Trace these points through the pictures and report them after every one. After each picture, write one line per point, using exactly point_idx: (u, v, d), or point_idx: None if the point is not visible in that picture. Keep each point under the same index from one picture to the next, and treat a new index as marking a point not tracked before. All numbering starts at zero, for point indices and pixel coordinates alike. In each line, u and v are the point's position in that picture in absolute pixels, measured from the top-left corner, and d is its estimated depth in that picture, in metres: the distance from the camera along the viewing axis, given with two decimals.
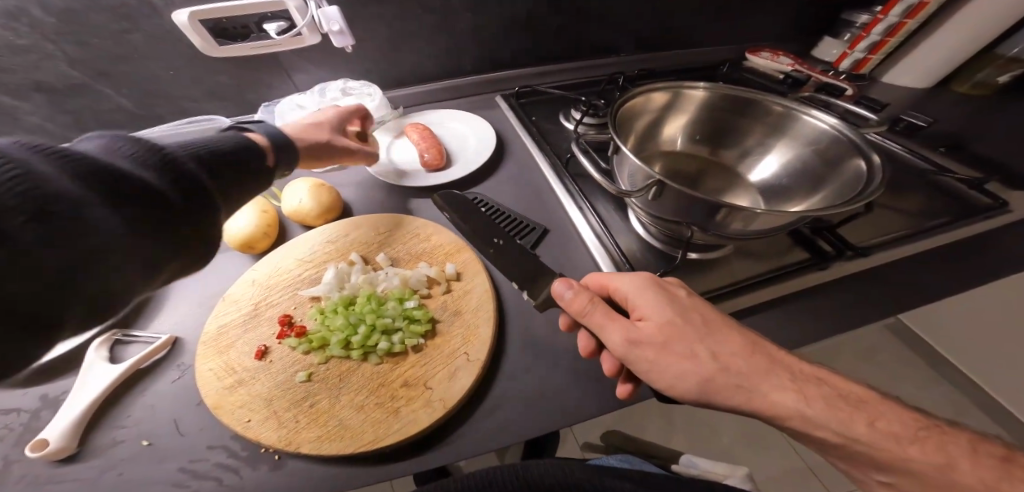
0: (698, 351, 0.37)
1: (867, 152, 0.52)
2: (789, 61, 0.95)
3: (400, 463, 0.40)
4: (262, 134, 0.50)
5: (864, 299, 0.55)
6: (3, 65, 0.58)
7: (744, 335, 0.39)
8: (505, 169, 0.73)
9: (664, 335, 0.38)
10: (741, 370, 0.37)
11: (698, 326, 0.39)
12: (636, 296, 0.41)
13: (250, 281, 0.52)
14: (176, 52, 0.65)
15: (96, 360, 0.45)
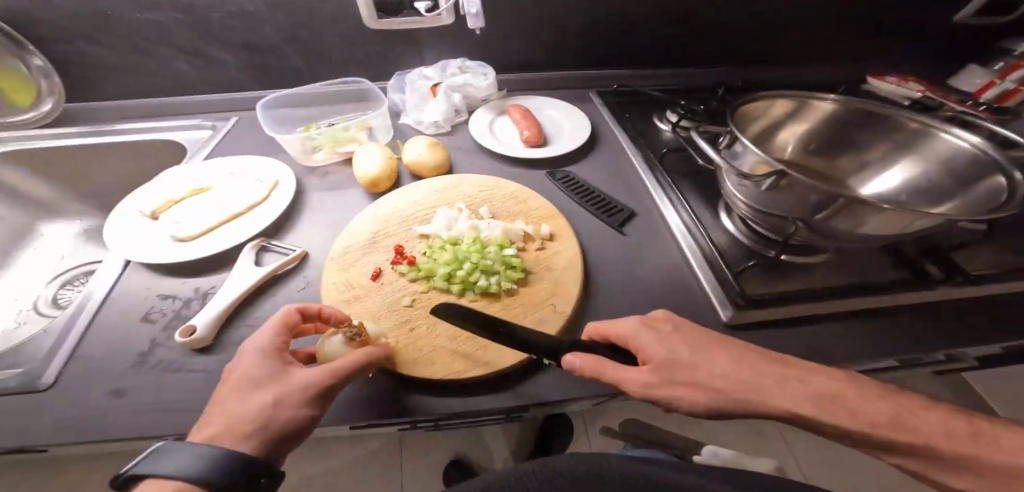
0: (702, 378, 0.36)
1: (1012, 170, 0.49)
2: (920, 88, 0.89)
3: (483, 392, 0.43)
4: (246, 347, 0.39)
5: (976, 330, 0.52)
6: (224, 25, 0.74)
7: (734, 350, 0.39)
8: (599, 155, 0.76)
9: (668, 366, 0.37)
10: (758, 384, 0.36)
11: (693, 352, 0.38)
12: (635, 338, 0.40)
13: (370, 216, 0.59)
14: (341, 24, 0.77)
15: (247, 260, 0.54)
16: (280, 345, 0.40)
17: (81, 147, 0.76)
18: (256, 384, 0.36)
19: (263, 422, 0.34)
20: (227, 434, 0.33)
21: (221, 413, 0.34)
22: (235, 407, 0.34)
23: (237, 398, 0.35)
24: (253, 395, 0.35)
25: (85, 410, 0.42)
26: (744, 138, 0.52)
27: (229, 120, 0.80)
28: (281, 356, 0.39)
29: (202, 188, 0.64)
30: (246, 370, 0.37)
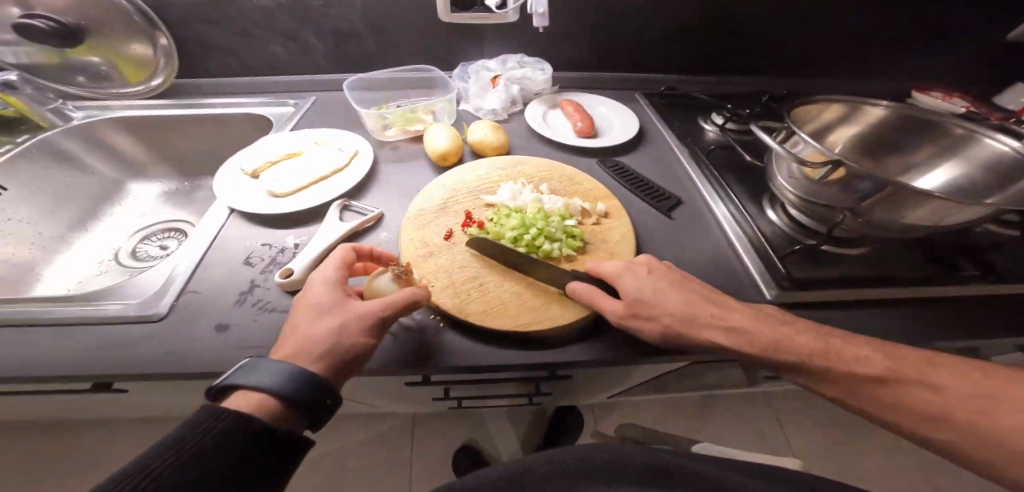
0: (661, 314, 0.43)
1: None
2: (966, 104, 0.91)
3: (545, 345, 0.48)
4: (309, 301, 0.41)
5: (1008, 323, 0.54)
6: (319, 12, 0.83)
7: (690, 292, 0.45)
8: (647, 149, 0.81)
9: (634, 302, 0.44)
10: (699, 318, 0.43)
11: (657, 291, 0.45)
12: (616, 276, 0.47)
13: (440, 186, 0.66)
14: (419, 16, 0.85)
15: (333, 215, 0.61)
16: (337, 283, 0.44)
17: (177, 116, 0.84)
18: (321, 313, 0.40)
19: (330, 344, 0.38)
20: (299, 353, 0.37)
21: (293, 337, 0.39)
22: (305, 331, 0.39)
23: (306, 324, 0.39)
24: (319, 322, 0.40)
25: (195, 345, 0.46)
26: (800, 133, 0.56)
27: (310, 99, 0.89)
28: (338, 291, 0.43)
29: (293, 153, 0.71)
30: (310, 303, 0.42)
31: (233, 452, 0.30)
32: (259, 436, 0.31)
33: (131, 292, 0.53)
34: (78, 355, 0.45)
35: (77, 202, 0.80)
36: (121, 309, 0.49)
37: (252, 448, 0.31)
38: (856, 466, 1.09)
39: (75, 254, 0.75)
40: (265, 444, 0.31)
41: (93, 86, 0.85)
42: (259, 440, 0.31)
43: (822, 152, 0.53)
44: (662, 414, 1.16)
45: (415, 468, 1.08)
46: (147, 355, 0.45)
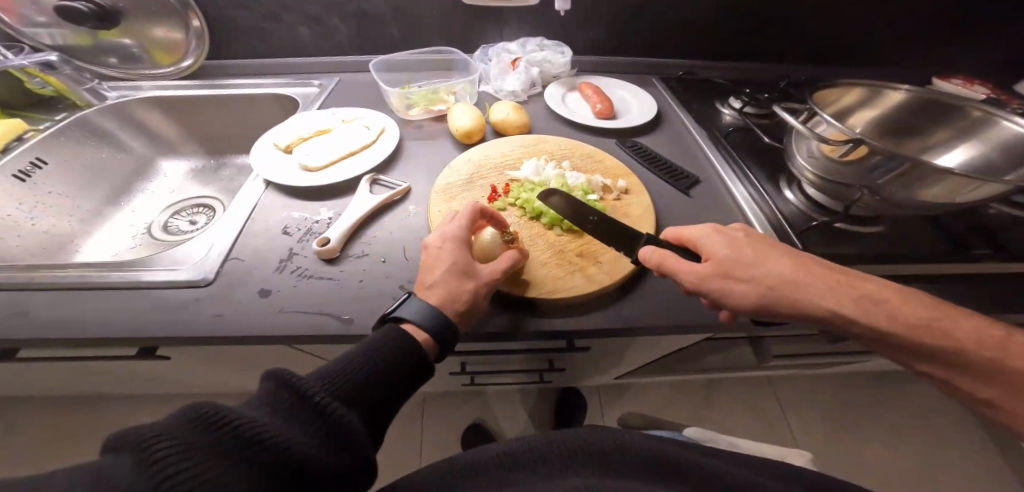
0: (756, 277, 0.41)
1: None
2: (986, 91, 0.90)
3: (569, 311, 0.50)
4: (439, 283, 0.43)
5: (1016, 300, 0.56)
6: None
7: (791, 256, 0.42)
8: (664, 131, 0.83)
9: (726, 264, 0.42)
10: (804, 283, 0.40)
11: (753, 253, 0.42)
12: (707, 240, 0.45)
13: (465, 162, 0.68)
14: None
15: (364, 188, 0.63)
16: (466, 241, 0.48)
17: (207, 96, 0.86)
18: (459, 270, 0.44)
19: (468, 300, 0.43)
20: (449, 303, 0.42)
21: (437, 287, 0.43)
22: (447, 284, 0.43)
23: (448, 277, 0.43)
24: (461, 278, 0.44)
25: (242, 308, 0.50)
26: (822, 112, 0.57)
27: (333, 80, 0.91)
28: (468, 249, 0.47)
29: (323, 130, 0.73)
30: (450, 257, 0.45)
31: (408, 373, 0.36)
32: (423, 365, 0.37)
33: (174, 259, 0.56)
34: (135, 315, 0.49)
35: (111, 177, 0.82)
36: (168, 274, 0.52)
37: (416, 377, 0.37)
38: (853, 447, 1.12)
39: (111, 228, 0.79)
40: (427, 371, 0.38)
41: (125, 67, 0.87)
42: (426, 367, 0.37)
43: (843, 131, 0.54)
44: (671, 398, 1.18)
45: (427, 439, 1.13)
46: (198, 318, 0.48)
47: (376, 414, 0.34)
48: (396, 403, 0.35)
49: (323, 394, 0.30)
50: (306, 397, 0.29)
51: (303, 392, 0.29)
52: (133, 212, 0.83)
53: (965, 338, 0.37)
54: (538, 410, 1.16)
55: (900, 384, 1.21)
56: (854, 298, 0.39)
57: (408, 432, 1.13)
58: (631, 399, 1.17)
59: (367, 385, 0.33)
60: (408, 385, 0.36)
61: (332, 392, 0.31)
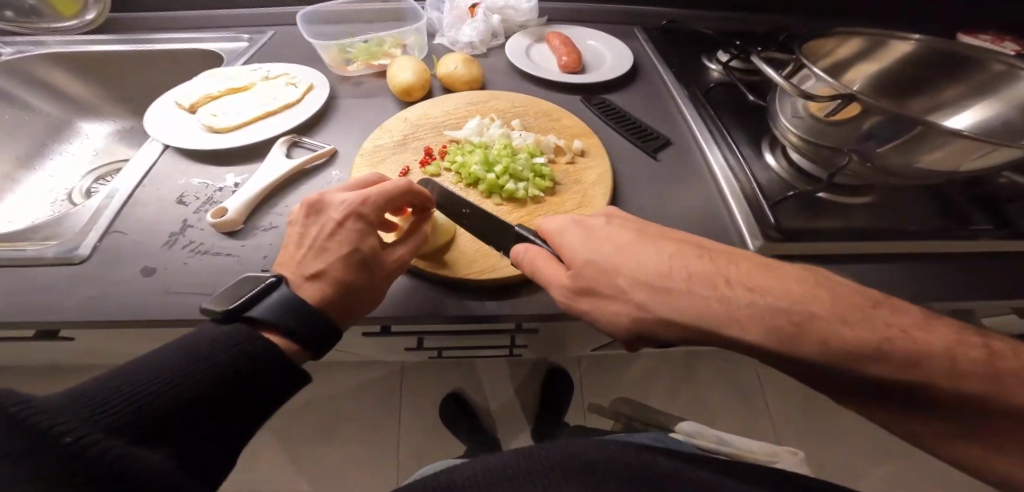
0: (621, 284, 0.31)
1: None
2: (1016, 48, 0.79)
3: (500, 295, 0.44)
4: (320, 276, 0.36)
5: (1010, 282, 0.50)
6: None
7: (666, 248, 0.32)
8: (638, 87, 0.73)
9: (587, 274, 0.33)
10: (677, 281, 0.29)
11: (611, 251, 0.33)
12: (562, 237, 0.36)
13: (401, 120, 0.60)
14: None
15: (280, 151, 0.55)
16: (374, 221, 0.39)
17: (122, 52, 0.77)
18: (357, 258, 0.37)
19: (362, 296, 0.37)
20: (333, 301, 0.36)
21: (324, 279, 0.36)
22: (339, 275, 0.36)
23: (340, 267, 0.36)
24: (358, 269, 0.37)
25: (120, 287, 0.43)
26: (810, 63, 0.48)
27: (267, 33, 0.82)
28: (372, 230, 0.39)
29: (242, 86, 0.65)
30: (346, 241, 0.37)
31: (238, 384, 0.28)
32: (270, 372, 0.30)
33: (53, 231, 0.49)
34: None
35: (21, 140, 0.74)
36: (38, 250, 0.45)
37: (251, 391, 0.29)
38: (832, 428, 1.09)
39: (25, 193, 0.71)
40: (282, 379, 0.30)
41: (20, 21, 0.78)
42: (281, 374, 0.30)
43: (833, 86, 0.45)
44: (651, 377, 1.12)
45: (404, 413, 1.06)
46: (69, 299, 0.42)
47: (178, 448, 0.24)
48: (215, 427, 0.27)
49: (84, 428, 0.20)
50: (49, 434, 0.19)
51: (42, 426, 0.19)
52: (52, 177, 0.75)
53: (913, 333, 0.25)
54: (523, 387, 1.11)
55: None
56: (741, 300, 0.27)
57: (383, 405, 1.07)
58: (614, 376, 1.12)
59: (172, 403, 0.25)
60: (238, 402, 0.28)
61: (96, 423, 0.21)
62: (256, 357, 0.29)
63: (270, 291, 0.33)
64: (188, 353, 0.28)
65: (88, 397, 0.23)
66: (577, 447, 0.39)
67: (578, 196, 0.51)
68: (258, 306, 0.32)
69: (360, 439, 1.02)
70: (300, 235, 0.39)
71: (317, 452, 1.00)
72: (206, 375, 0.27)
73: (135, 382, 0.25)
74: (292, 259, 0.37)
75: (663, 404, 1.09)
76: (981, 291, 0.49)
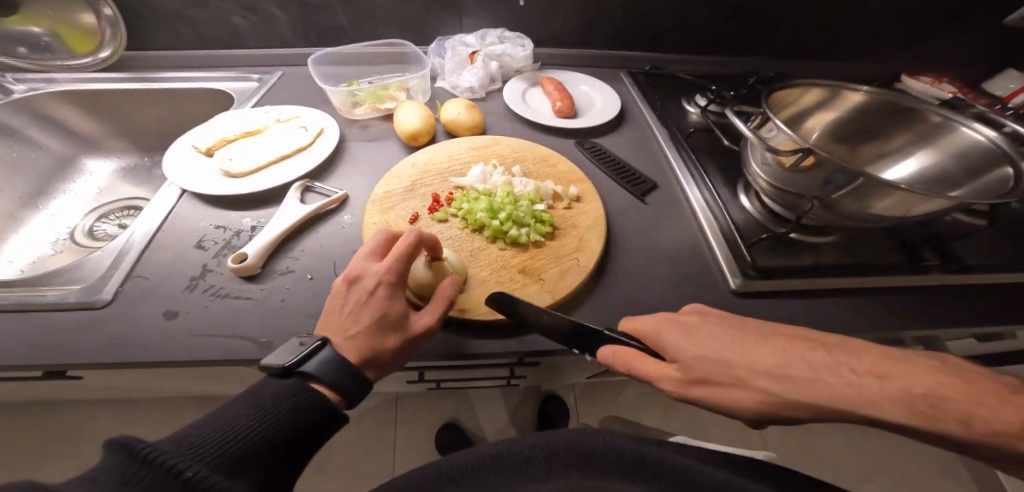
0: (740, 379, 0.34)
1: (1017, 161, 0.53)
2: (952, 89, 0.87)
3: (506, 336, 0.48)
4: (359, 341, 0.38)
5: (955, 308, 0.56)
6: None
7: (765, 344, 0.35)
8: (626, 129, 0.79)
9: (697, 373, 0.35)
10: (789, 375, 0.32)
11: (717, 349, 0.36)
12: (667, 336, 0.38)
13: (409, 166, 0.64)
14: None
15: (294, 196, 0.59)
16: (402, 285, 0.42)
17: (132, 91, 0.80)
18: (390, 322, 0.40)
19: (393, 356, 0.39)
20: (372, 361, 0.38)
21: (362, 341, 0.38)
22: (373, 339, 0.39)
23: (374, 331, 0.39)
24: (389, 331, 0.39)
25: (143, 331, 0.45)
26: (775, 117, 0.53)
27: (275, 74, 0.86)
28: (400, 293, 0.42)
29: (253, 130, 0.68)
30: (380, 306, 0.40)
31: (299, 433, 0.31)
32: (318, 421, 0.33)
33: (72, 275, 0.51)
34: (14, 342, 0.43)
35: (27, 179, 0.75)
36: (60, 295, 0.47)
37: (303, 435, 0.32)
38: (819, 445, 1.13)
39: (28, 233, 0.72)
40: (324, 426, 0.34)
41: (35, 58, 0.80)
42: (323, 423, 0.33)
43: (795, 140, 0.50)
44: (642, 401, 1.15)
45: (399, 441, 1.07)
46: (92, 343, 0.44)
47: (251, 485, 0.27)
48: (277, 469, 0.30)
49: (196, 466, 0.24)
50: (175, 471, 0.22)
51: (169, 465, 0.22)
52: (54, 216, 0.76)
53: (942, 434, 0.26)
54: (519, 412, 1.13)
55: None
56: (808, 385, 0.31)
57: (378, 434, 1.07)
58: (610, 400, 1.15)
59: (247, 445, 0.28)
60: (293, 444, 0.31)
61: (202, 462, 0.25)
62: (311, 408, 0.33)
63: (316, 349, 0.36)
64: (257, 403, 0.31)
65: (188, 439, 0.26)
66: (554, 444, 0.39)
67: (573, 239, 0.56)
68: (306, 363, 0.35)
69: (357, 469, 1.02)
70: (337, 304, 0.41)
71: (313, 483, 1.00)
72: (271, 421, 0.30)
73: (215, 430, 0.28)
74: (332, 326, 0.40)
75: (657, 427, 1.12)
76: (930, 320, 0.55)
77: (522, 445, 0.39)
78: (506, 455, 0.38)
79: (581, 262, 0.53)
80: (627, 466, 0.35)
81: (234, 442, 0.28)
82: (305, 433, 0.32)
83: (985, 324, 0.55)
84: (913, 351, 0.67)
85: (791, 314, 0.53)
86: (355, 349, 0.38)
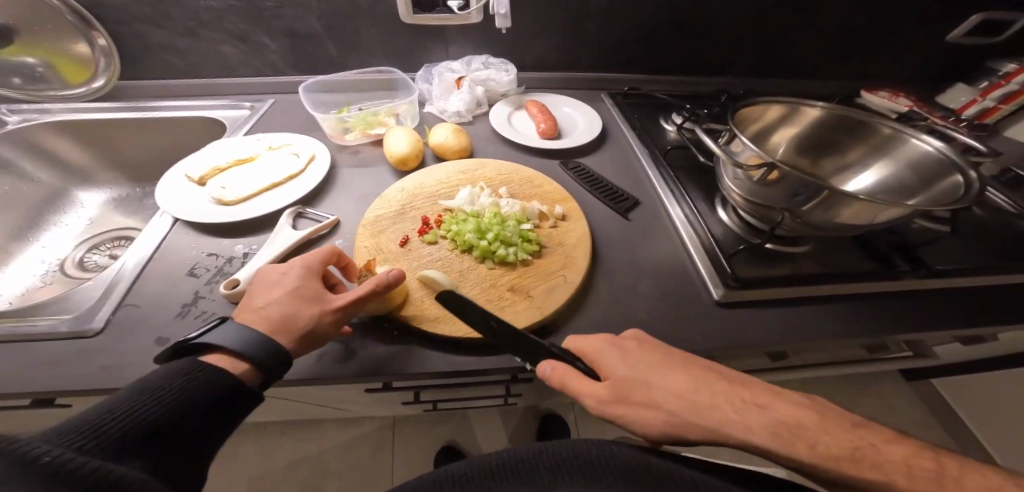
0: (654, 400, 0.37)
1: (965, 169, 0.56)
2: (909, 103, 0.92)
3: (497, 355, 0.49)
4: (270, 314, 0.41)
5: (926, 311, 0.59)
6: (278, 13, 0.82)
7: (689, 372, 0.39)
8: (608, 148, 0.83)
9: (622, 390, 0.38)
10: (699, 404, 0.36)
11: (646, 368, 0.39)
12: (602, 354, 0.41)
13: (398, 190, 0.66)
14: (381, 20, 0.86)
15: (286, 222, 0.60)
16: (318, 268, 0.46)
17: (124, 120, 0.81)
18: (302, 294, 0.43)
19: (311, 323, 0.41)
20: (280, 329, 0.40)
21: (271, 313, 0.41)
22: (283, 309, 0.42)
23: (284, 303, 0.42)
24: (304, 303, 0.42)
25: (134, 358, 0.45)
26: (740, 133, 0.57)
27: (267, 102, 0.88)
28: (315, 273, 0.46)
29: (245, 158, 0.70)
30: (293, 282, 0.44)
31: (199, 408, 0.32)
32: (222, 396, 0.34)
33: (64, 305, 0.50)
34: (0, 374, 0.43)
35: (20, 211, 0.76)
36: (52, 324, 0.47)
37: (204, 411, 0.33)
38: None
39: (16, 267, 0.71)
40: (233, 401, 0.35)
41: (28, 88, 0.80)
42: (232, 396, 0.35)
43: (759, 155, 0.54)
44: None
45: (397, 466, 1.05)
46: (81, 372, 0.44)
47: (142, 463, 0.28)
48: (176, 446, 0.31)
49: (58, 451, 0.23)
50: (28, 458, 0.21)
51: (24, 453, 0.22)
52: (44, 249, 0.76)
53: None
54: (519, 433, 1.12)
55: (865, 387, 1.24)
56: (718, 410, 0.35)
57: (375, 459, 1.05)
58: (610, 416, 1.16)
59: (128, 428, 0.29)
60: (192, 420, 0.32)
61: (66, 445, 0.25)
62: (209, 385, 0.34)
63: (215, 330, 0.38)
64: (139, 388, 0.32)
65: (62, 428, 0.27)
66: (549, 453, 0.39)
67: (559, 256, 0.58)
68: (206, 339, 0.37)
69: None
70: (254, 289, 0.45)
71: None
72: (159, 400, 0.31)
73: (94, 413, 0.29)
74: (248, 307, 0.43)
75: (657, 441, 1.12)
76: (906, 324, 0.57)
77: (515, 457, 0.40)
78: (505, 470, 0.39)
79: (569, 280, 0.55)
80: (636, 465, 0.37)
81: (113, 423, 0.28)
82: (206, 409, 0.33)
83: (956, 326, 0.58)
84: (901, 355, 0.69)
85: (775, 321, 0.55)
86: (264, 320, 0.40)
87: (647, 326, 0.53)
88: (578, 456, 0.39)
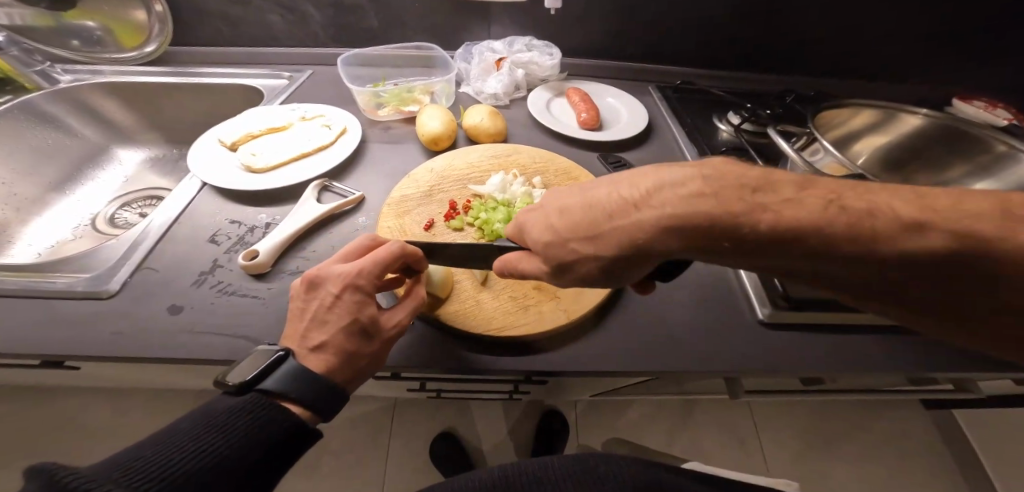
0: (572, 240, 0.35)
1: None
2: (1009, 117, 0.80)
3: (513, 355, 0.45)
4: (325, 355, 0.35)
5: None
6: None
7: (599, 190, 0.35)
8: (652, 144, 0.76)
9: (547, 239, 0.36)
10: (610, 219, 0.32)
11: (558, 208, 0.37)
12: (525, 217, 0.39)
13: (427, 171, 0.63)
14: None
15: (311, 195, 0.58)
16: (374, 289, 0.39)
17: (168, 84, 0.82)
18: (361, 329, 0.37)
19: (367, 367, 0.37)
20: (340, 370, 0.35)
21: (326, 349, 0.36)
22: (341, 347, 0.36)
23: (342, 339, 0.36)
24: (361, 340, 0.37)
25: (144, 324, 0.43)
26: (822, 138, 0.51)
27: (305, 73, 0.87)
28: (371, 297, 0.38)
29: (278, 127, 0.68)
30: (346, 313, 0.36)
31: (262, 449, 0.29)
32: (286, 439, 0.30)
33: (86, 262, 0.50)
34: (13, 328, 0.42)
35: (59, 165, 0.78)
36: (69, 283, 0.46)
37: (269, 452, 0.29)
38: (820, 480, 1.05)
39: (50, 218, 0.73)
40: (294, 445, 0.31)
41: (86, 51, 0.83)
42: (295, 441, 0.31)
43: (843, 164, 0.48)
44: (646, 424, 1.11)
45: (393, 448, 1.04)
46: (93, 334, 0.42)
47: None
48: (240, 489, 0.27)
49: None
50: None
51: None
52: (79, 201, 0.78)
53: None
54: (521, 426, 1.09)
55: (898, 422, 1.14)
56: (609, 231, 0.32)
57: (374, 437, 1.05)
58: (614, 420, 1.11)
59: (190, 472, 0.25)
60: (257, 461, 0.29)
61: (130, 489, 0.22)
62: (276, 428, 0.30)
63: (279, 367, 0.33)
64: (204, 422, 0.29)
65: (124, 465, 0.24)
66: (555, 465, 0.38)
67: None
68: (269, 380, 0.32)
69: (351, 473, 1.00)
70: (298, 308, 0.38)
71: (306, 485, 0.98)
72: (223, 441, 0.28)
73: (160, 452, 0.26)
74: (294, 332, 0.37)
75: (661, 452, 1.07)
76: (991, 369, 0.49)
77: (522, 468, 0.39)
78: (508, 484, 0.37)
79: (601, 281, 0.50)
80: (643, 484, 0.35)
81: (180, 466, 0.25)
82: (272, 452, 0.29)
83: None
84: (939, 386, 0.59)
85: (826, 348, 0.48)
86: (321, 360, 0.35)
87: (683, 341, 0.48)
88: (588, 469, 0.37)
